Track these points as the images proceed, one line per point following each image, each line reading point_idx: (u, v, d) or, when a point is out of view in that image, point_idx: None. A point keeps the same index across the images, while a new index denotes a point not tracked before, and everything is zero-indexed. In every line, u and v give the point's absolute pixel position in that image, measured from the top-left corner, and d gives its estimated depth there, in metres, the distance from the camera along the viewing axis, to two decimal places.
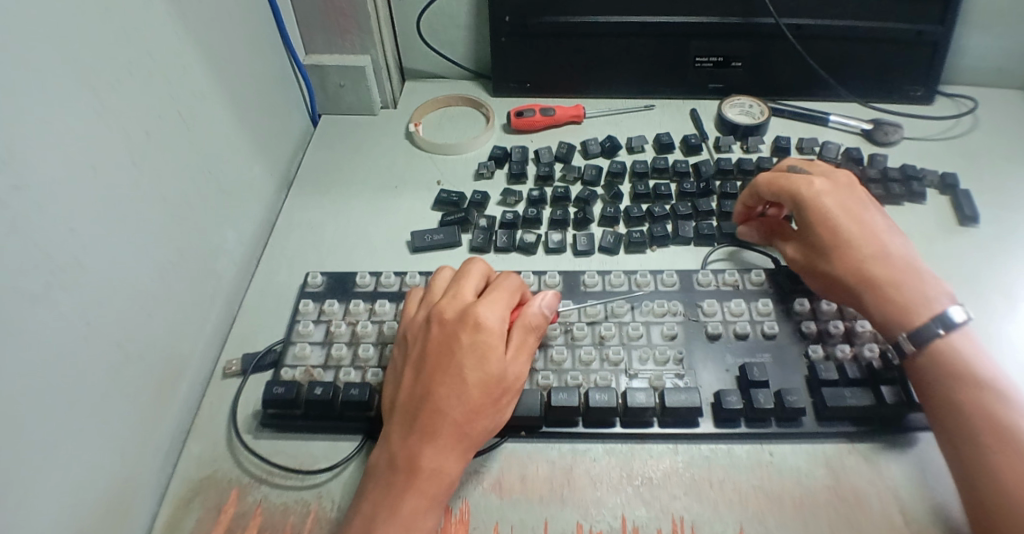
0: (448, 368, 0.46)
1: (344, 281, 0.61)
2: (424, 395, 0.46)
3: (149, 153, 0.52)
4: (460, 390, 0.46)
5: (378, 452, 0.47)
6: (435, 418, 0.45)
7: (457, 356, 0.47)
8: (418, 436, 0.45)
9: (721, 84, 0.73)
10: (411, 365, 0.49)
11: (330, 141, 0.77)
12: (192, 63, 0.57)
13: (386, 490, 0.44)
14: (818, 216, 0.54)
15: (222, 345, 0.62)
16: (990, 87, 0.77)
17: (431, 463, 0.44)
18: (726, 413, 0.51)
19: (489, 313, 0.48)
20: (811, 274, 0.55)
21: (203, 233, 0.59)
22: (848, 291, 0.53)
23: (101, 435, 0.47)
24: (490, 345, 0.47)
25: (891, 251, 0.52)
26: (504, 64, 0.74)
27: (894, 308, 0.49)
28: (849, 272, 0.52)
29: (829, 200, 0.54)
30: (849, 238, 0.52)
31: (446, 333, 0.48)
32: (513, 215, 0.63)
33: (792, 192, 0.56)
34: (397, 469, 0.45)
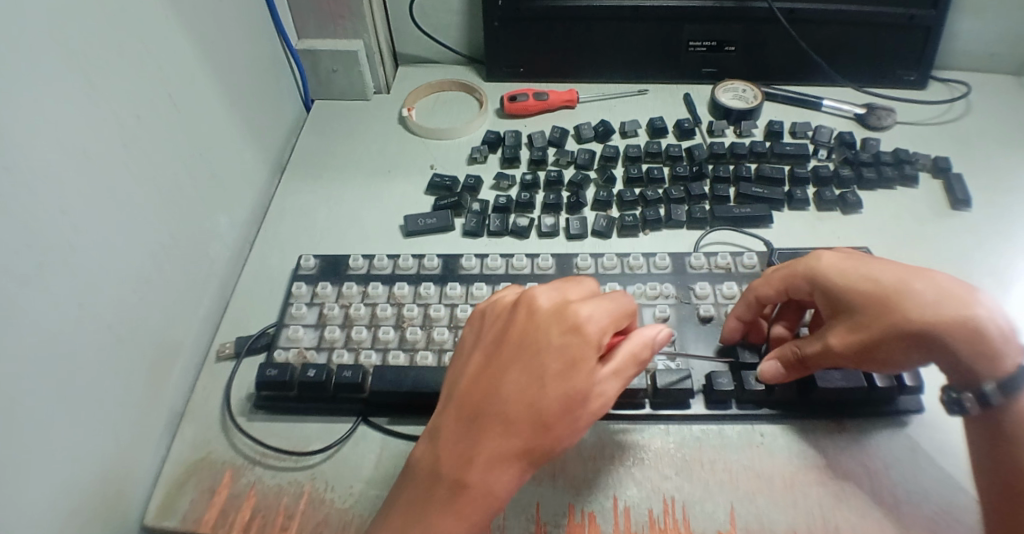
0: (526, 369, 0.39)
1: (337, 264, 0.61)
2: (493, 392, 0.39)
3: (141, 137, 0.52)
4: (535, 397, 0.38)
5: (422, 447, 0.41)
6: (498, 424, 0.38)
7: (540, 358, 0.39)
8: (473, 439, 0.39)
9: (714, 68, 0.73)
10: (485, 349, 0.42)
11: (323, 126, 0.77)
12: (184, 48, 0.57)
13: (428, 495, 0.39)
14: (848, 284, 0.47)
15: (216, 328, 0.62)
16: (981, 72, 0.77)
17: (483, 477, 0.38)
18: (717, 395, 0.51)
19: (592, 312, 0.40)
20: (881, 347, 0.46)
21: (196, 218, 0.59)
22: (932, 349, 0.44)
23: (95, 417, 0.47)
24: (584, 358, 0.39)
25: (938, 289, 0.45)
26: (497, 48, 0.74)
27: (986, 350, 0.42)
28: (929, 326, 0.43)
29: (843, 261, 0.48)
30: (897, 296, 0.45)
31: (534, 327, 0.40)
32: (505, 199, 0.63)
33: (799, 270, 0.50)
34: (444, 474, 0.39)
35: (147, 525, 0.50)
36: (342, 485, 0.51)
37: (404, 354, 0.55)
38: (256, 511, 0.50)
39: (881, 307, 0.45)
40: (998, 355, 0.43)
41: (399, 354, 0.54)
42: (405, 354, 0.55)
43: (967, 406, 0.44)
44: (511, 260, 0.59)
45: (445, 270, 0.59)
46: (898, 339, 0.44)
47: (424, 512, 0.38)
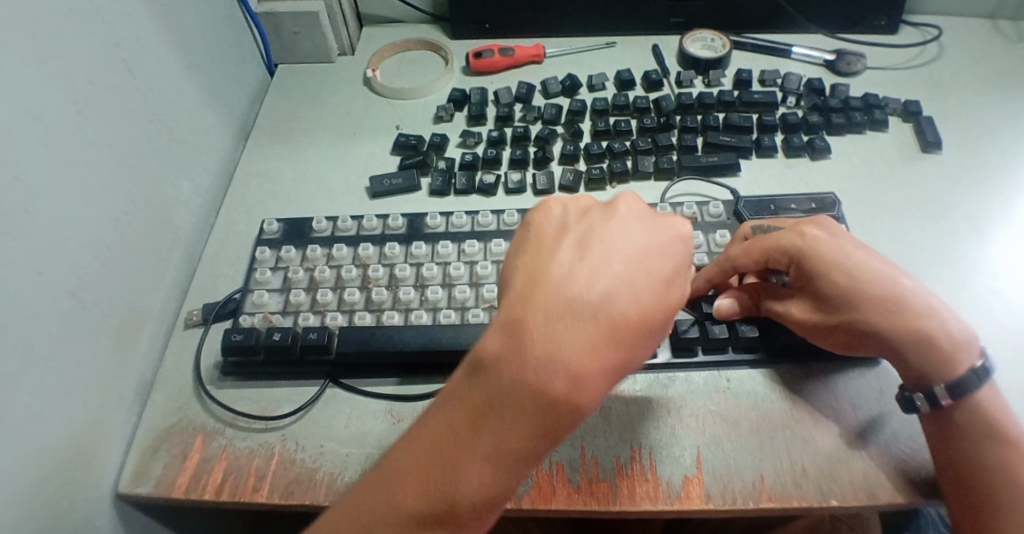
0: (627, 264, 0.33)
1: (301, 226, 0.60)
2: (596, 284, 0.32)
3: (96, 101, 0.50)
4: (637, 294, 0.33)
5: (488, 342, 0.32)
6: (601, 318, 0.32)
7: (645, 256, 0.34)
8: (571, 333, 0.31)
9: (683, 18, 0.72)
10: (569, 237, 0.34)
11: (288, 90, 0.75)
12: (138, 9, 0.56)
13: (513, 397, 0.31)
14: (825, 268, 0.46)
15: (184, 296, 0.61)
16: (951, 16, 0.77)
17: (585, 386, 0.31)
18: (683, 343, 0.51)
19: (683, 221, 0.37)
20: (838, 333, 0.47)
21: (159, 184, 0.58)
22: (885, 344, 0.45)
23: (61, 386, 0.46)
24: (683, 274, 0.35)
25: (906, 295, 0.45)
26: (461, 4, 0.72)
27: (934, 354, 0.44)
28: (884, 323, 0.45)
29: (824, 243, 0.47)
30: (866, 289, 0.45)
31: (636, 224, 0.35)
32: (471, 157, 0.63)
33: (781, 246, 0.48)
34: (531, 384, 0.31)
35: (121, 492, 0.50)
36: (313, 445, 0.51)
37: (371, 315, 0.54)
38: (227, 473, 0.50)
39: (845, 303, 0.45)
40: (949, 363, 0.44)
41: (365, 315, 0.54)
42: (372, 315, 0.54)
43: (919, 407, 0.45)
44: (477, 217, 0.59)
45: (411, 229, 0.59)
46: (856, 328, 0.46)
47: (506, 416, 0.31)
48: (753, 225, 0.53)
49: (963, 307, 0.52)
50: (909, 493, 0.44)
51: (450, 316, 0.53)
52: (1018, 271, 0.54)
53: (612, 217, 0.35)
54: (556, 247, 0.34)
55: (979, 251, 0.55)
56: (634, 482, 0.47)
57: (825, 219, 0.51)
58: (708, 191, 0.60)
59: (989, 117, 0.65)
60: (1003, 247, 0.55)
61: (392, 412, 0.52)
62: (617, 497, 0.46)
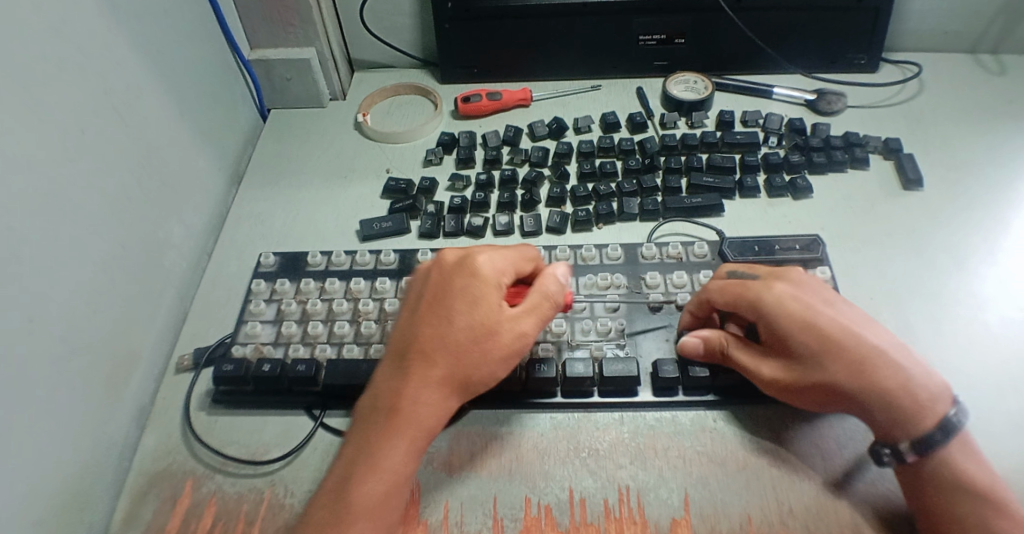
0: (438, 310, 0.45)
1: (297, 260, 0.61)
2: (415, 338, 0.45)
3: (88, 151, 0.52)
4: (445, 333, 0.44)
5: (365, 395, 0.46)
6: (420, 362, 0.44)
7: (448, 304, 0.45)
8: (402, 380, 0.44)
9: (666, 61, 0.74)
10: (408, 311, 0.47)
11: (280, 134, 0.77)
12: (131, 59, 0.57)
13: (380, 425, 0.43)
14: (792, 326, 0.46)
15: (175, 339, 0.62)
16: (930, 52, 0.78)
17: (409, 403, 0.43)
18: (663, 382, 0.52)
19: (489, 262, 0.47)
20: (806, 389, 0.47)
21: (150, 227, 0.59)
22: (851, 401, 0.45)
23: (53, 431, 0.47)
24: (484, 294, 0.45)
25: (871, 353, 0.45)
26: (450, 50, 0.74)
27: (899, 412, 0.44)
28: (849, 380, 0.45)
29: (792, 301, 0.48)
30: (832, 345, 0.45)
31: (446, 275, 0.47)
32: (460, 200, 0.64)
33: (749, 297, 0.49)
34: (379, 408, 0.44)
35: None
36: (305, 490, 0.50)
37: (359, 347, 0.55)
38: (216, 519, 0.49)
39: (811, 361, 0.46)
40: (916, 422, 0.44)
41: (354, 347, 0.54)
42: (360, 347, 0.55)
43: (888, 462, 0.45)
44: (467, 254, 0.59)
45: (402, 264, 0.60)
46: (821, 385, 0.46)
47: (380, 438, 0.43)
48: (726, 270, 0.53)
49: (951, 343, 0.52)
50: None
51: None
52: (1004, 305, 0.54)
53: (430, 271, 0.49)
54: (402, 313, 0.48)
55: (965, 286, 0.56)
56: (623, 524, 0.46)
57: (798, 271, 0.52)
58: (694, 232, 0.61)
59: (972, 151, 0.66)
60: (988, 281, 0.56)
61: None
62: None
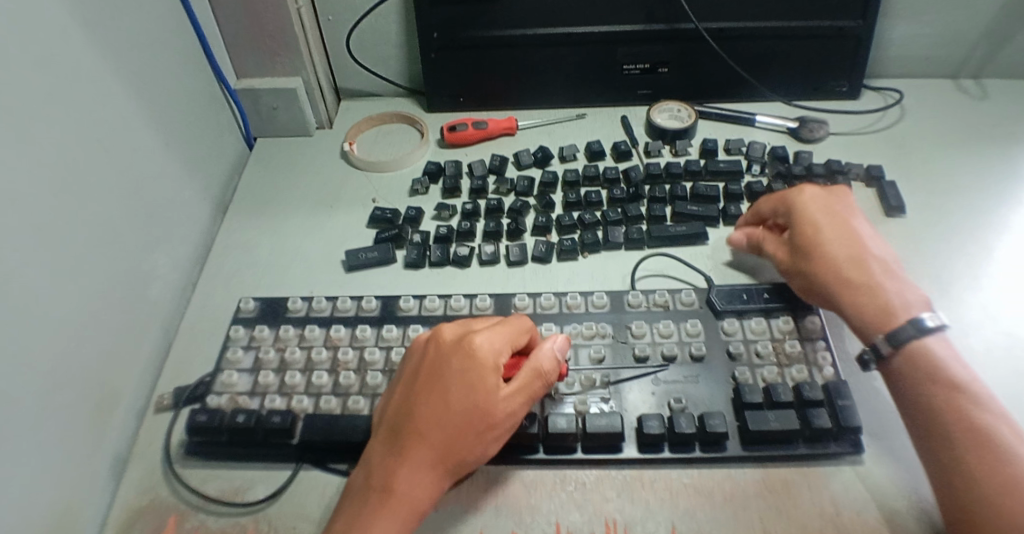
0: (434, 389, 0.45)
1: (276, 306, 0.61)
2: (411, 416, 0.45)
3: (72, 185, 0.52)
4: (441, 414, 0.44)
5: (359, 469, 0.46)
6: (415, 443, 0.44)
7: (443, 386, 0.45)
8: (397, 460, 0.44)
9: (649, 90, 0.75)
10: (403, 387, 0.47)
11: (266, 163, 0.77)
12: (117, 91, 0.58)
13: (370, 506, 0.43)
14: (813, 225, 0.55)
15: (159, 373, 0.61)
16: (909, 78, 0.80)
17: (406, 484, 0.43)
18: (648, 438, 0.50)
19: (485, 339, 0.47)
20: (820, 271, 0.52)
21: (134, 259, 0.59)
22: (855, 293, 0.51)
23: (35, 471, 0.46)
24: (480, 377, 0.45)
25: (862, 277, 0.51)
26: (436, 79, 0.75)
27: (878, 321, 0.49)
28: (855, 279, 0.51)
29: (818, 204, 0.56)
30: (851, 253, 0.52)
31: (441, 350, 0.47)
32: (446, 229, 0.64)
33: (779, 204, 0.58)
34: (374, 487, 0.44)
35: None
36: (288, 529, 0.50)
37: (337, 399, 0.54)
38: None
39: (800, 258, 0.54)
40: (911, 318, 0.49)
41: (331, 398, 0.54)
42: (338, 399, 0.54)
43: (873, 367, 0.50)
44: (450, 300, 0.59)
45: (384, 311, 0.59)
46: (829, 251, 0.53)
47: (368, 520, 0.42)
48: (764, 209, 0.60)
49: None
50: None
51: None
52: (988, 329, 0.55)
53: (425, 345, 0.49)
54: (397, 387, 0.48)
55: (949, 312, 0.56)
56: None
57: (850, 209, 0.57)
58: (678, 273, 0.60)
59: (951, 177, 0.67)
60: (971, 307, 0.56)
61: None
62: None
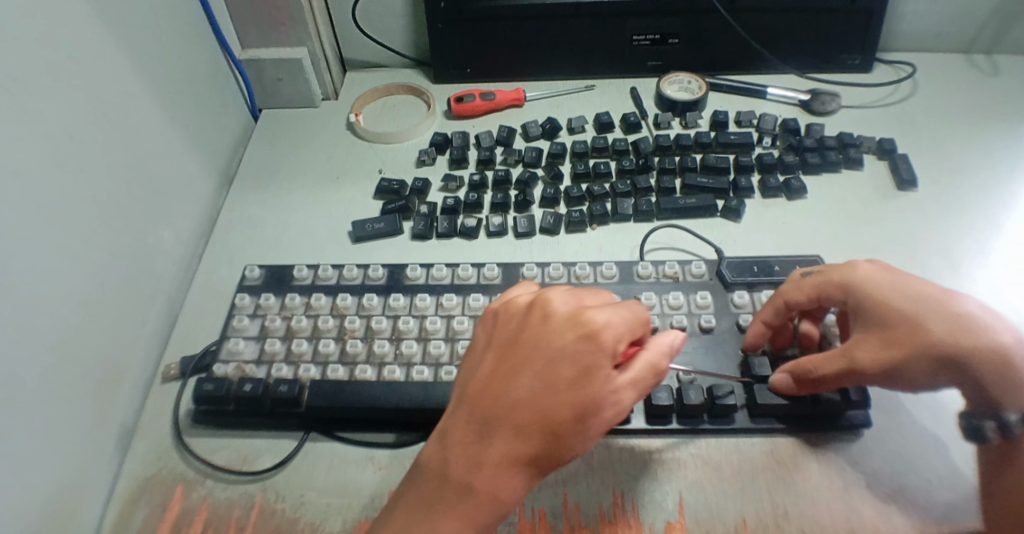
0: (539, 374, 0.38)
1: (282, 275, 0.61)
2: (506, 398, 0.38)
3: (75, 154, 0.51)
4: (543, 405, 0.38)
5: (429, 448, 0.40)
6: (507, 433, 0.38)
7: (549, 371, 0.38)
8: (482, 450, 0.38)
9: (659, 62, 0.74)
10: (495, 359, 0.41)
11: (272, 136, 0.77)
12: (121, 62, 0.57)
13: (445, 495, 0.38)
14: (880, 293, 0.46)
15: (165, 344, 0.61)
16: (924, 52, 0.78)
17: (490, 479, 0.38)
18: (657, 409, 0.50)
19: (607, 317, 0.40)
20: (912, 356, 0.44)
21: (140, 231, 0.58)
22: (964, 368, 0.43)
23: (41, 439, 0.46)
24: (596, 367, 0.38)
25: (961, 352, 0.43)
26: (442, 51, 0.74)
27: (1001, 385, 0.43)
28: (964, 348, 0.43)
29: (873, 270, 0.48)
30: (944, 318, 0.44)
31: (551, 325, 0.40)
32: (454, 201, 0.64)
33: (837, 284, 0.49)
34: (449, 479, 0.38)
35: None
36: (296, 497, 0.50)
37: (344, 368, 0.54)
38: (207, 525, 0.49)
39: (890, 332, 0.45)
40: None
41: (338, 367, 0.54)
42: (345, 368, 0.54)
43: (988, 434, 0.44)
44: (458, 269, 0.59)
45: (390, 280, 0.59)
46: (923, 321, 0.44)
47: (442, 509, 0.38)
48: (796, 297, 0.50)
49: None
50: None
51: (423, 373, 0.52)
52: (1000, 305, 0.54)
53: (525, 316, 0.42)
54: (482, 359, 0.42)
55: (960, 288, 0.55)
56: (616, 528, 0.46)
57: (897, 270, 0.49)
58: (686, 245, 0.60)
59: (964, 152, 0.66)
60: (982, 283, 0.56)
61: (374, 460, 0.51)
62: None
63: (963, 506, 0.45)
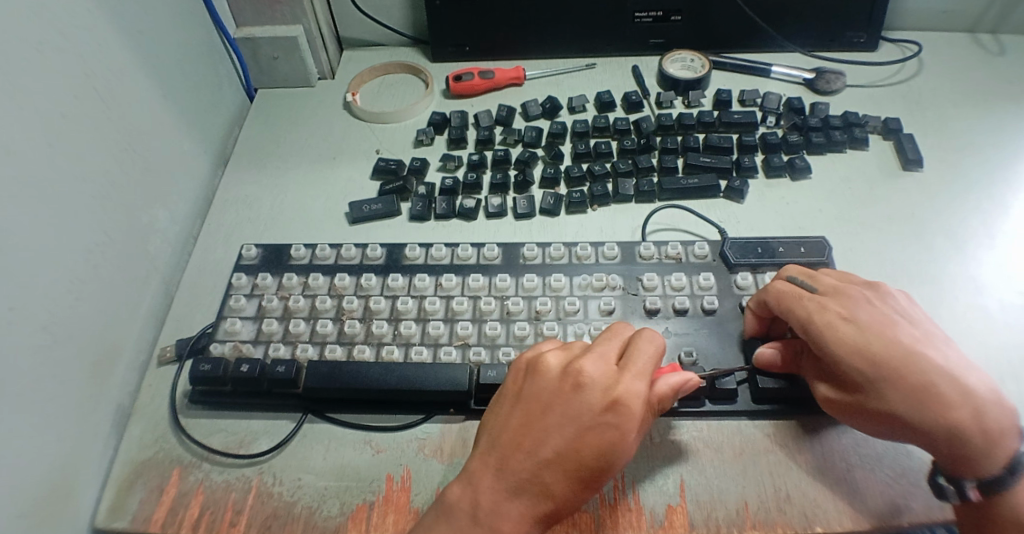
0: (570, 440, 0.40)
1: (278, 254, 0.60)
2: (536, 456, 0.40)
3: (67, 132, 0.50)
4: (572, 468, 0.40)
5: (454, 489, 0.41)
6: (536, 489, 0.40)
7: (581, 438, 0.40)
8: (510, 500, 0.40)
9: (661, 39, 0.73)
10: (526, 413, 0.42)
11: (267, 116, 0.75)
12: (112, 39, 0.55)
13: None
14: (844, 351, 0.44)
15: (161, 326, 0.60)
16: (929, 31, 0.77)
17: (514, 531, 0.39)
18: None
19: (636, 386, 0.41)
20: (862, 416, 0.44)
21: (134, 212, 0.57)
22: (915, 436, 0.43)
23: (34, 422, 0.45)
24: (623, 437, 0.40)
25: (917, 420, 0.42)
26: (441, 28, 0.73)
27: (955, 452, 0.42)
28: (917, 421, 0.42)
29: (846, 319, 0.45)
30: (904, 390, 0.42)
31: (585, 390, 0.41)
32: (452, 181, 0.63)
33: (807, 322, 0.46)
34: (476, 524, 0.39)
35: (98, 527, 0.48)
36: (294, 479, 0.49)
37: (342, 348, 0.53)
38: (204, 508, 0.48)
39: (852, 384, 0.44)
40: (985, 457, 0.42)
41: (337, 348, 0.53)
42: (343, 348, 0.53)
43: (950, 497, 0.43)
44: (457, 249, 0.58)
45: (389, 259, 0.58)
46: (885, 385, 0.43)
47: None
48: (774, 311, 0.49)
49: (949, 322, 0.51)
50: (896, 523, 0.44)
51: (422, 353, 0.52)
52: (1005, 287, 0.53)
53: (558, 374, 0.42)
54: (511, 413, 0.42)
55: (965, 269, 0.55)
56: (617, 510, 0.46)
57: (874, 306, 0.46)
58: (688, 227, 0.59)
59: (970, 132, 0.65)
60: (987, 264, 0.55)
61: (372, 443, 0.51)
62: (600, 525, 0.45)
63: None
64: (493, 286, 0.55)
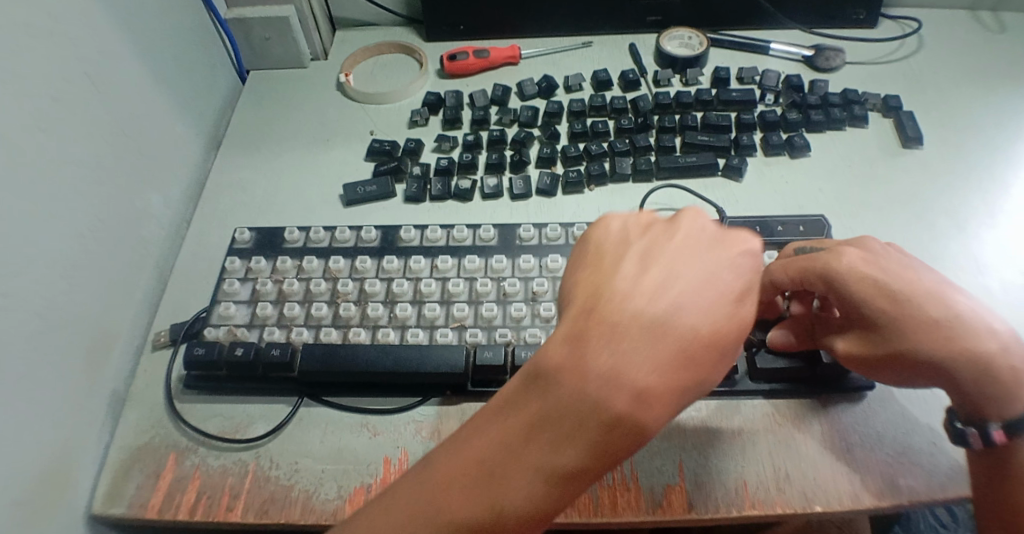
0: (656, 339, 0.32)
1: (273, 237, 0.59)
2: (608, 359, 0.32)
3: (56, 116, 0.49)
4: (651, 380, 0.32)
5: (495, 420, 0.33)
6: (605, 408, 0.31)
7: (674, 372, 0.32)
8: (564, 426, 0.31)
9: (659, 17, 0.72)
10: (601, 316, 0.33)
11: (260, 98, 0.74)
12: (100, 19, 0.54)
13: (494, 504, 0.31)
14: (864, 291, 0.43)
15: (154, 311, 0.59)
16: (930, 8, 0.76)
17: (559, 472, 0.31)
18: None
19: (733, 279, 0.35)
20: (890, 367, 0.44)
21: (126, 197, 0.56)
22: (943, 378, 0.43)
23: (27, 409, 0.44)
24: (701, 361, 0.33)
25: (947, 360, 0.42)
26: (435, 7, 0.72)
27: (984, 391, 0.42)
28: (942, 360, 0.42)
29: (863, 266, 0.44)
30: (932, 329, 0.42)
31: (680, 287, 0.34)
32: (447, 162, 0.62)
33: (822, 273, 0.45)
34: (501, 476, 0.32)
35: (94, 514, 0.48)
36: (292, 464, 0.49)
37: (338, 331, 0.53)
38: (201, 493, 0.48)
39: (879, 334, 0.43)
40: (1011, 395, 0.42)
41: (332, 331, 0.52)
42: (339, 331, 0.53)
43: (970, 442, 0.43)
44: (453, 231, 0.58)
45: (384, 242, 0.58)
46: (912, 326, 0.42)
47: (482, 502, 0.31)
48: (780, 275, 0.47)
49: None
50: (895, 501, 0.44)
51: (418, 335, 0.52)
52: (1005, 265, 0.53)
53: (685, 226, 0.37)
54: (617, 265, 0.35)
55: (966, 247, 0.55)
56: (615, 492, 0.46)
57: (887, 254, 0.46)
58: (686, 206, 0.59)
59: (970, 109, 0.65)
60: (987, 243, 0.55)
61: (368, 426, 0.51)
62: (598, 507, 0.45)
63: (964, 463, 0.45)
64: (490, 267, 0.55)
